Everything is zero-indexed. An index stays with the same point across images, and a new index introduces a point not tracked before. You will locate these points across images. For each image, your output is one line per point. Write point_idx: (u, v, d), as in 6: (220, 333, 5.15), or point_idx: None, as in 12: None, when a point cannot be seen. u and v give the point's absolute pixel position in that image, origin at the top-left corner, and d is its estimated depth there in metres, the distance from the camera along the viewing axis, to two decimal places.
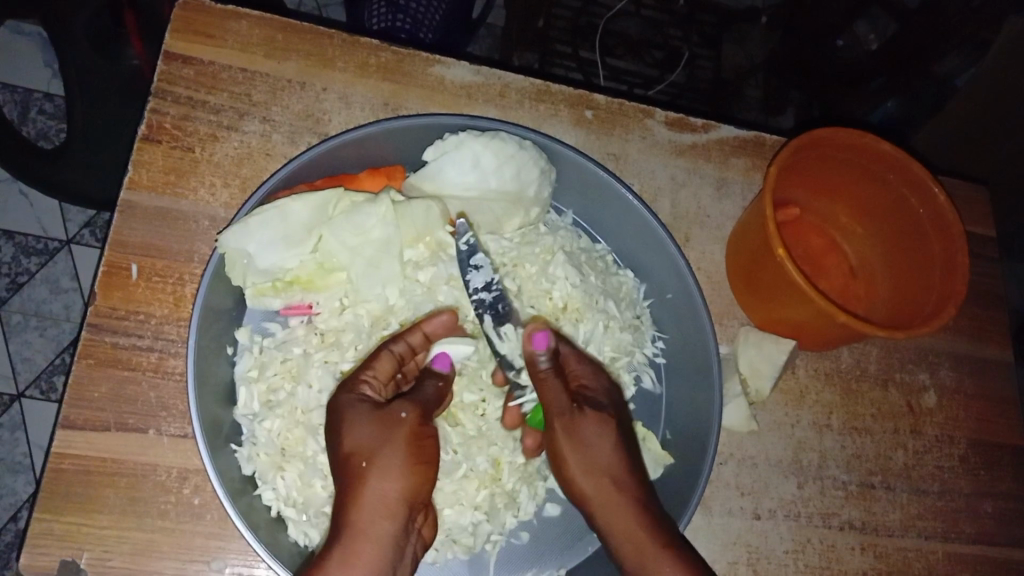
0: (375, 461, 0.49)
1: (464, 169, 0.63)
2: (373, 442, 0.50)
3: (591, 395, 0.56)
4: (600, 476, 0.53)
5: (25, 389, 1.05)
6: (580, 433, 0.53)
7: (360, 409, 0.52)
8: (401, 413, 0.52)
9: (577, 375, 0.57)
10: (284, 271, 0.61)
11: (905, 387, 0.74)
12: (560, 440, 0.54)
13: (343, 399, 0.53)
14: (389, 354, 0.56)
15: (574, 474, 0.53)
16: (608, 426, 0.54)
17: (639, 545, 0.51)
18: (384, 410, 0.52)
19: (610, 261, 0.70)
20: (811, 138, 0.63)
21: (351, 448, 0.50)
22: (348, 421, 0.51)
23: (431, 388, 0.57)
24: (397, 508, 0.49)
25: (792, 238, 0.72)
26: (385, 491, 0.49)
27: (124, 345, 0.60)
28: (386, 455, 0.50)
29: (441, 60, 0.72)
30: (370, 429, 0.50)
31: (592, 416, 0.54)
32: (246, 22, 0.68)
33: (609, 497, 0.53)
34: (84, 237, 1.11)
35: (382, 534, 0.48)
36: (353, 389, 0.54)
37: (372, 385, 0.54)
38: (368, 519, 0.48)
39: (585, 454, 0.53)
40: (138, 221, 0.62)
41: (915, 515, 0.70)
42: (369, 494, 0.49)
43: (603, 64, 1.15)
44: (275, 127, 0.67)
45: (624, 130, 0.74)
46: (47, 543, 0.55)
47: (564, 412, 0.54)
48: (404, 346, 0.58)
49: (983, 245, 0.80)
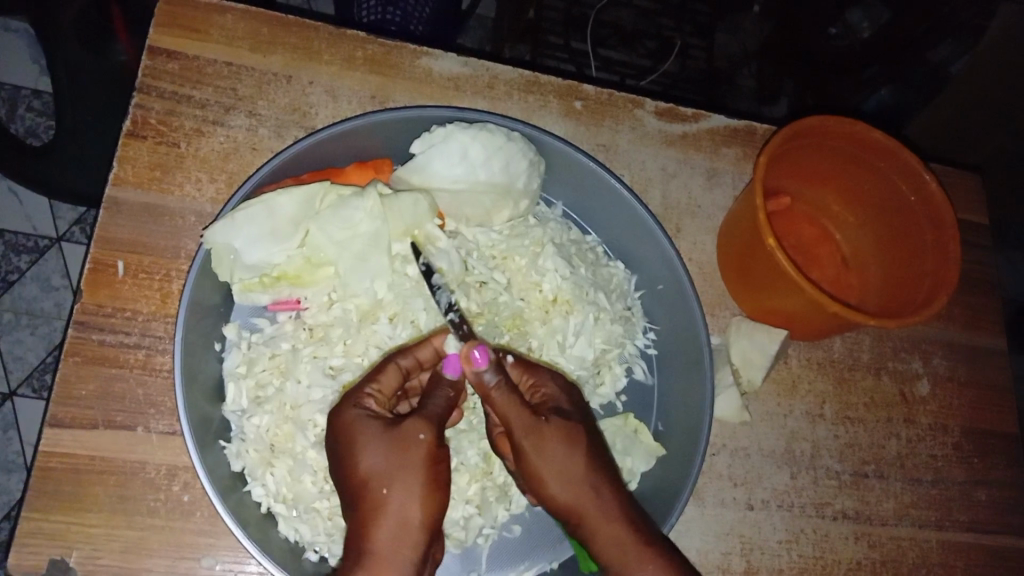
0: (396, 485, 0.48)
1: (452, 162, 0.62)
2: (392, 465, 0.48)
3: (556, 404, 0.54)
4: (578, 483, 0.51)
5: (17, 387, 1.05)
6: (548, 447, 0.51)
7: (371, 430, 0.50)
8: (418, 436, 0.50)
9: (537, 388, 0.56)
10: (271, 266, 0.61)
11: (899, 375, 0.74)
12: (529, 456, 0.51)
13: (350, 415, 0.51)
14: (396, 369, 0.55)
15: (552, 489, 0.51)
16: (578, 436, 0.52)
17: (625, 552, 0.50)
18: (400, 430, 0.50)
19: (600, 253, 0.69)
20: (802, 127, 0.62)
21: (367, 471, 0.49)
22: (364, 440, 0.50)
23: (441, 400, 0.53)
24: (418, 534, 0.48)
25: (784, 227, 0.71)
26: (407, 517, 0.48)
27: (112, 343, 0.59)
28: (406, 480, 0.48)
29: (429, 52, 0.71)
30: (387, 452, 0.49)
31: (559, 425, 0.52)
32: (231, 16, 0.68)
33: (587, 505, 0.51)
34: (74, 234, 1.10)
35: (406, 560, 0.47)
36: (358, 404, 0.52)
37: (376, 399, 0.53)
38: (390, 546, 0.47)
39: (562, 465, 0.51)
40: (123, 217, 0.62)
41: (909, 504, 0.70)
42: (390, 521, 0.47)
43: (596, 55, 1.14)
44: (262, 122, 0.66)
45: (614, 121, 0.74)
46: (35, 542, 0.55)
47: (529, 430, 0.51)
48: (413, 359, 0.56)
49: (976, 232, 0.80)
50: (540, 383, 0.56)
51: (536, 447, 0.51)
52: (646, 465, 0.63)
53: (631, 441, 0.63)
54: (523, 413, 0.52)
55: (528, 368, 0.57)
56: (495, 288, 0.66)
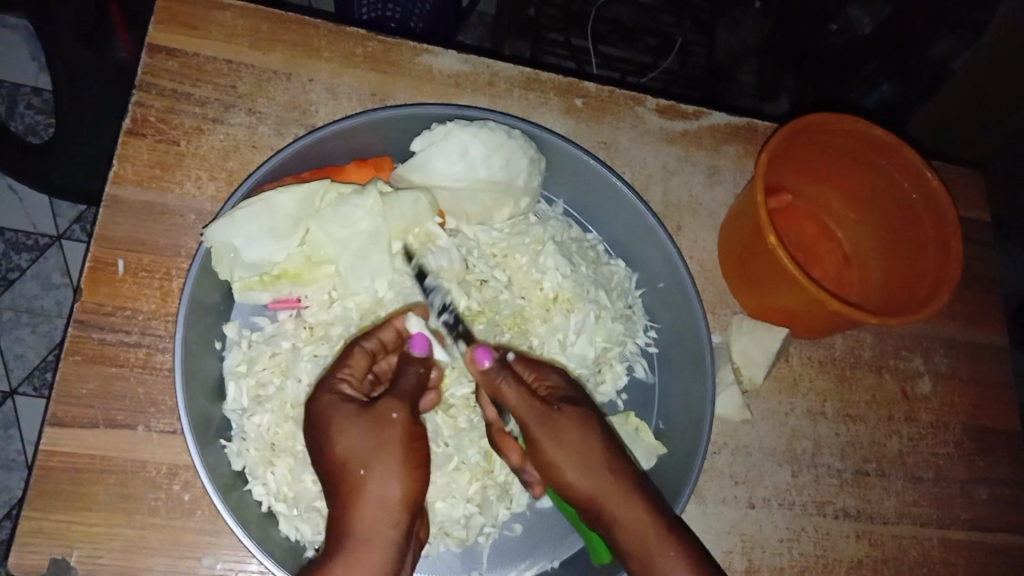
0: (373, 465, 0.47)
1: (453, 160, 0.62)
2: (368, 447, 0.48)
3: (564, 394, 0.54)
4: (597, 471, 0.51)
5: (17, 385, 1.05)
6: (564, 434, 0.51)
7: (345, 413, 0.50)
8: (391, 415, 0.50)
9: (542, 380, 0.56)
10: (271, 264, 0.60)
11: (900, 373, 0.74)
12: (546, 447, 0.51)
13: (326, 401, 0.51)
14: (362, 352, 0.55)
15: (570, 476, 0.51)
16: (592, 424, 0.52)
17: (648, 539, 0.50)
18: (372, 410, 0.49)
19: (601, 251, 0.69)
20: (804, 124, 0.62)
21: (343, 454, 0.48)
22: (337, 423, 0.49)
23: (414, 376, 0.54)
24: (398, 513, 0.47)
25: (785, 225, 0.71)
26: (385, 497, 0.47)
27: (112, 341, 0.59)
28: (382, 459, 0.48)
29: (429, 50, 0.71)
30: (361, 434, 0.48)
31: (573, 413, 0.52)
32: (230, 13, 0.68)
33: (608, 493, 0.50)
34: (75, 231, 1.10)
35: (387, 540, 0.47)
36: (331, 390, 0.52)
37: (350, 383, 0.53)
38: (372, 526, 0.47)
39: (578, 452, 0.51)
40: (123, 215, 0.62)
41: (910, 502, 0.70)
42: (369, 501, 0.47)
43: (596, 52, 1.14)
44: (262, 119, 0.66)
45: (615, 118, 0.73)
46: (36, 541, 0.55)
47: (542, 420, 0.51)
48: (377, 343, 0.56)
49: (978, 230, 0.80)
50: (545, 375, 0.56)
51: (552, 437, 0.51)
52: (648, 463, 0.63)
53: (633, 440, 0.63)
54: (535, 406, 0.52)
55: (532, 364, 0.57)
56: (495, 287, 0.66)
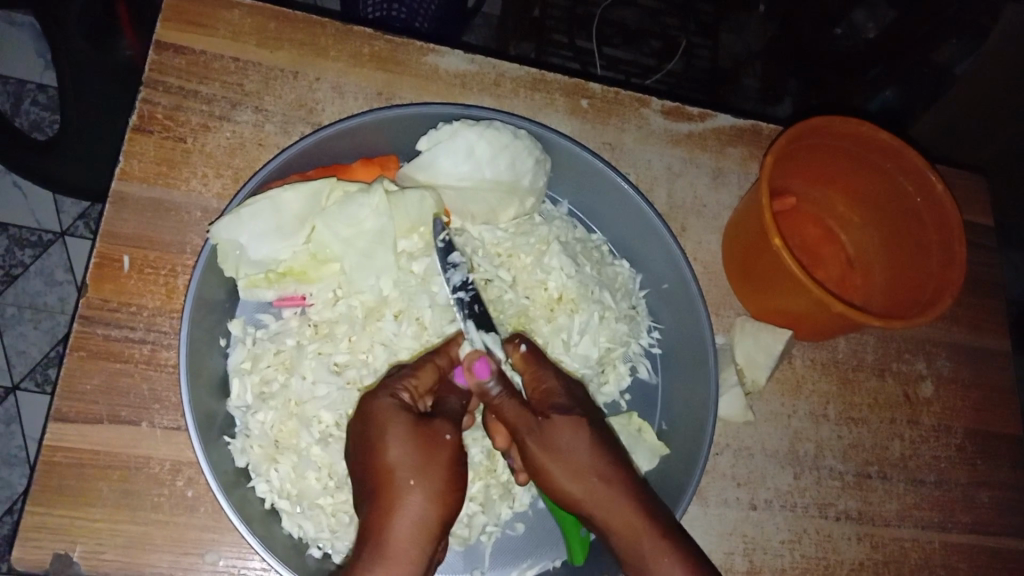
0: (421, 479, 0.48)
1: (458, 160, 0.62)
2: (418, 459, 0.49)
3: (556, 401, 0.54)
4: (586, 477, 0.51)
5: (20, 381, 1.05)
6: (555, 441, 0.51)
7: (402, 421, 0.50)
8: (446, 435, 0.51)
9: (538, 384, 0.56)
10: (277, 262, 0.61)
11: (903, 376, 0.74)
12: (535, 455, 0.51)
13: (383, 404, 0.51)
14: (432, 367, 0.56)
15: (562, 484, 0.51)
16: (586, 430, 0.52)
17: (640, 541, 0.50)
18: (430, 427, 0.50)
19: (606, 251, 0.69)
20: (808, 127, 0.62)
21: (392, 462, 0.48)
22: (391, 431, 0.50)
23: (458, 403, 0.55)
24: (434, 529, 0.48)
25: (789, 228, 0.71)
26: (426, 510, 0.48)
27: (117, 337, 0.59)
28: (430, 475, 0.49)
29: (435, 50, 0.71)
30: (413, 445, 0.49)
31: (564, 420, 0.52)
32: (237, 11, 0.68)
33: (599, 498, 0.51)
34: (78, 228, 1.10)
35: (419, 555, 0.47)
36: (392, 394, 0.52)
37: (410, 393, 0.53)
38: (408, 539, 0.47)
39: (569, 460, 0.51)
40: (129, 212, 0.62)
41: (912, 505, 0.70)
42: (409, 512, 0.47)
43: (600, 54, 1.14)
44: (268, 117, 0.66)
45: (620, 119, 0.74)
46: (39, 536, 0.55)
47: (533, 428, 0.52)
48: (447, 358, 0.57)
49: (980, 234, 0.80)
50: (543, 377, 0.56)
51: (542, 445, 0.51)
52: (650, 464, 0.63)
53: (634, 441, 0.63)
54: (524, 416, 0.53)
55: (534, 361, 0.57)
56: (499, 286, 0.66)
